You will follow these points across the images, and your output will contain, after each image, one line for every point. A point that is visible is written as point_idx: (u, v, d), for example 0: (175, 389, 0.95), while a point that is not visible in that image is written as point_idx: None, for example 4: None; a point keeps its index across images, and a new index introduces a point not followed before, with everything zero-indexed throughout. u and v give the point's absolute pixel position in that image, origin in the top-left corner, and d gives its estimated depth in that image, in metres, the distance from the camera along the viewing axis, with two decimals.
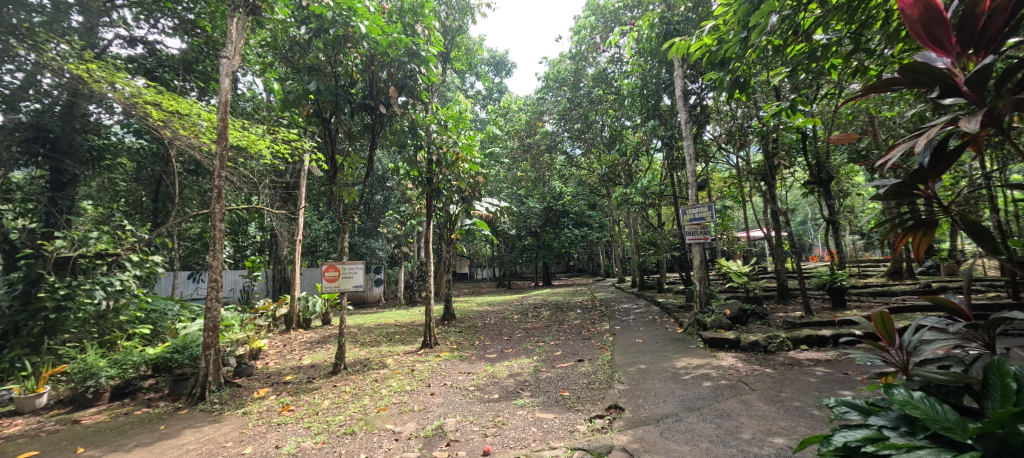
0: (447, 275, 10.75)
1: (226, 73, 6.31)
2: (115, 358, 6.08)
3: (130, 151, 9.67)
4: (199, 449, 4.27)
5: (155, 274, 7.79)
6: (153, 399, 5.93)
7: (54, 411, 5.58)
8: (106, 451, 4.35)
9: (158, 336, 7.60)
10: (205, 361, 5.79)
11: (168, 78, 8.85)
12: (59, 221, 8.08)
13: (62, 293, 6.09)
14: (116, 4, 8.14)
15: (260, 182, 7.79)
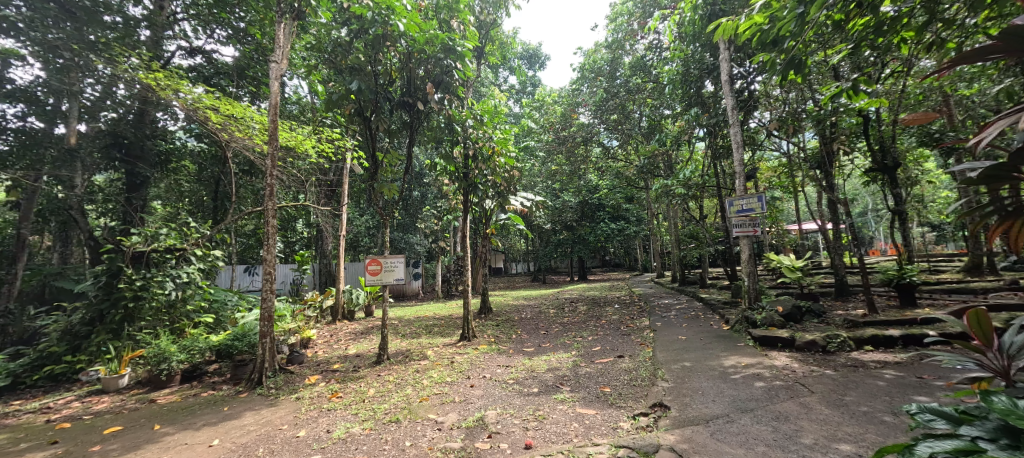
0: (484, 269, 10.85)
1: (276, 77, 6.64)
2: (183, 344, 6.59)
3: (193, 154, 10.40)
4: (258, 431, 4.54)
5: (217, 267, 8.32)
6: (217, 382, 6.39)
7: (134, 390, 6.12)
8: (179, 428, 4.73)
9: (221, 325, 7.96)
10: (261, 348, 6.17)
11: (224, 84, 9.42)
12: (137, 220, 8.75)
13: (139, 284, 6.68)
14: (177, 18, 8.86)
15: (309, 180, 8.11)
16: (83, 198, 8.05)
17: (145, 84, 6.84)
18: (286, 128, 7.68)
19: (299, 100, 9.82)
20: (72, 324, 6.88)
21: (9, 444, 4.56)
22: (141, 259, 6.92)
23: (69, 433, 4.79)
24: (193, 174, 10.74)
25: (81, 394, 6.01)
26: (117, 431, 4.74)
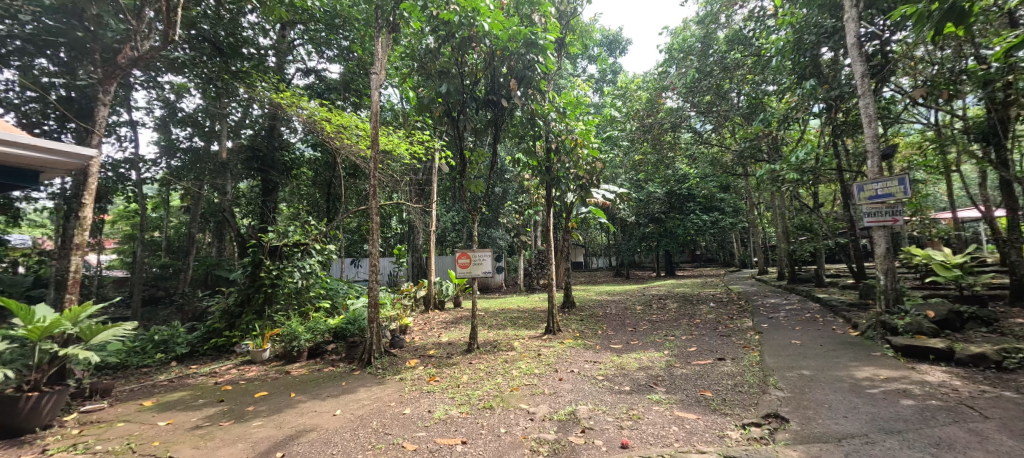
0: (566, 264, 10.75)
1: (376, 87, 7.27)
2: (309, 326, 7.50)
3: (310, 162, 11.67)
4: (371, 405, 5.01)
5: (332, 260, 9.30)
6: (336, 360, 7.17)
7: (273, 363, 7.11)
8: (312, 397, 5.45)
9: (336, 309, 9.01)
10: (371, 332, 6.82)
11: (333, 97, 10.50)
12: (271, 219, 10.27)
13: (275, 273, 7.72)
14: (296, 43, 10.13)
15: (405, 179, 8.71)
16: (231, 202, 9.54)
17: (274, 103, 7.74)
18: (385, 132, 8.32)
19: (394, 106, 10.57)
20: (229, 306, 8.05)
21: (190, 399, 5.61)
22: (275, 252, 8.04)
23: (230, 394, 5.77)
24: (309, 178, 12.15)
25: (235, 363, 7.12)
26: (265, 395, 5.60)
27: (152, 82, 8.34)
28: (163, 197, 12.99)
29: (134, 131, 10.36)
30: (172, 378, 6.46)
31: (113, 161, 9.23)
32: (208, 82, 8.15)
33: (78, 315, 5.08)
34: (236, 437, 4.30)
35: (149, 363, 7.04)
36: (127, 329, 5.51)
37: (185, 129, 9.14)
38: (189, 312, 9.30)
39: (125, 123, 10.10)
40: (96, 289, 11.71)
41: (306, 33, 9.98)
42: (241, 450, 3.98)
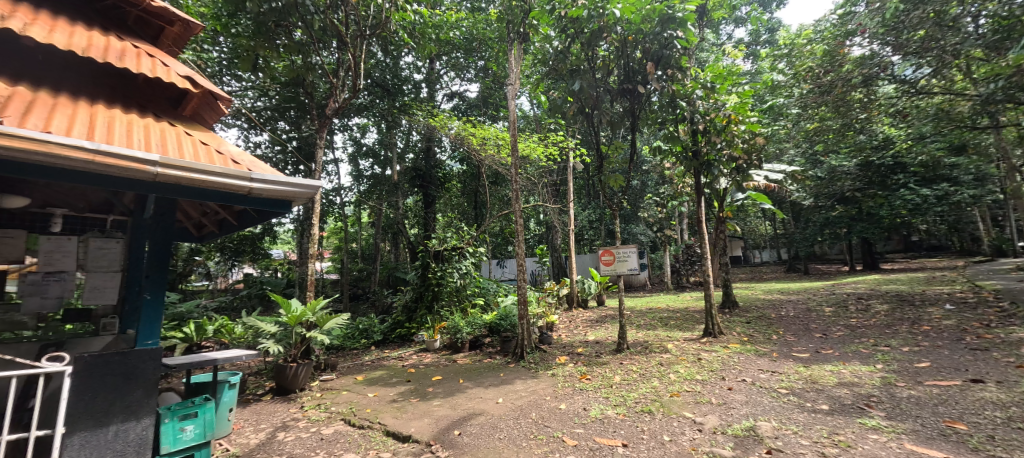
0: (725, 258, 9.59)
1: (512, 98, 7.78)
2: (468, 321, 8.37)
3: (458, 176, 13.62)
4: (527, 397, 5.36)
5: (483, 261, 10.12)
6: (492, 352, 7.89)
7: (443, 351, 8.09)
8: (476, 384, 6.27)
9: (490, 306, 9.78)
10: (523, 328, 7.32)
11: (474, 113, 11.62)
12: (433, 228, 11.80)
13: (438, 273, 8.79)
14: (440, 71, 11.36)
15: (538, 182, 9.09)
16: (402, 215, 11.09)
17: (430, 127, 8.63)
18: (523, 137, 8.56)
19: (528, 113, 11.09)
20: (407, 302, 9.48)
21: (387, 377, 6.94)
22: (438, 255, 9.19)
23: (414, 376, 6.97)
24: (460, 190, 13.77)
25: (415, 350, 8.30)
26: (439, 380, 6.64)
27: (346, 126, 10.56)
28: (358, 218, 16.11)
29: (338, 167, 13.28)
30: (374, 359, 7.86)
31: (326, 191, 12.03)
32: (381, 117, 9.83)
33: (313, 308, 6.72)
34: (421, 414, 5.17)
35: (358, 346, 8.77)
36: (344, 318, 7.05)
37: (367, 160, 11.36)
38: (378, 306, 11.64)
39: (332, 160, 13.04)
40: (322, 288, 15.01)
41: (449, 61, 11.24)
42: (426, 426, 4.73)
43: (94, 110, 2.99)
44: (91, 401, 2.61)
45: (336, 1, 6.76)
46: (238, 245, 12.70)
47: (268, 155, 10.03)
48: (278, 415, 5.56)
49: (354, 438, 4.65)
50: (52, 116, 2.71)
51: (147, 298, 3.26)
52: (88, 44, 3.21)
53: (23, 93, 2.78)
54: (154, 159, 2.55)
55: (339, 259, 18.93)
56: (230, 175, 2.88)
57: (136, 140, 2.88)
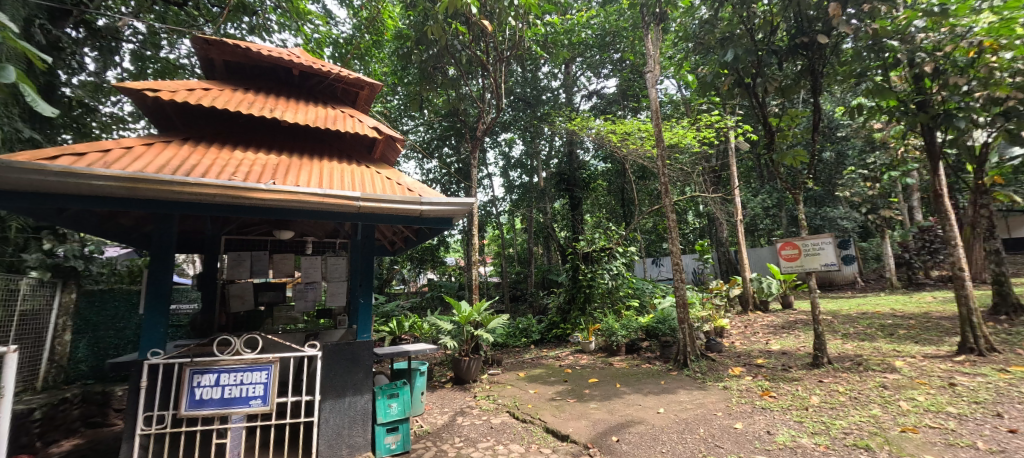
0: (993, 242, 7.00)
1: (652, 86, 7.28)
2: (622, 323, 8.15)
3: (604, 173, 13.35)
4: (695, 411, 4.86)
5: (634, 260, 9.62)
6: (651, 358, 7.46)
7: (599, 353, 8.03)
8: (635, 390, 6.00)
9: (645, 309, 9.33)
10: (683, 332, 6.84)
11: (614, 108, 11.40)
12: (583, 230, 11.57)
13: (588, 275, 8.73)
14: (575, 71, 11.72)
15: (695, 170, 8.32)
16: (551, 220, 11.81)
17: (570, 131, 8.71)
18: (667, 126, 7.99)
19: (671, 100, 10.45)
20: (560, 303, 9.70)
21: (546, 375, 7.10)
22: (588, 256, 9.14)
23: (571, 376, 6.99)
24: (606, 189, 14.07)
25: (572, 351, 8.41)
26: (595, 381, 6.55)
27: (495, 142, 12.26)
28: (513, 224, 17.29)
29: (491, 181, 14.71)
30: (534, 357, 8.26)
31: (483, 204, 13.90)
32: (525, 129, 11.02)
33: (480, 309, 7.09)
34: (579, 415, 5.20)
35: (519, 345, 9.27)
36: (505, 318, 7.24)
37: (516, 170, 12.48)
38: (536, 306, 12.62)
39: (486, 176, 14.67)
40: (488, 290, 16.40)
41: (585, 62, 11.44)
42: (584, 428, 4.73)
43: (323, 166, 4.26)
44: (335, 377, 3.83)
45: (478, 34, 7.40)
46: (422, 254, 15.35)
47: (438, 178, 11.68)
48: (457, 401, 6.12)
49: (518, 430, 4.91)
50: (301, 173, 3.98)
51: (362, 300, 4.57)
52: (317, 121, 4.53)
53: (285, 160, 4.16)
54: (359, 197, 3.55)
55: (499, 264, 20.39)
56: (406, 202, 3.80)
57: (348, 182, 4.01)
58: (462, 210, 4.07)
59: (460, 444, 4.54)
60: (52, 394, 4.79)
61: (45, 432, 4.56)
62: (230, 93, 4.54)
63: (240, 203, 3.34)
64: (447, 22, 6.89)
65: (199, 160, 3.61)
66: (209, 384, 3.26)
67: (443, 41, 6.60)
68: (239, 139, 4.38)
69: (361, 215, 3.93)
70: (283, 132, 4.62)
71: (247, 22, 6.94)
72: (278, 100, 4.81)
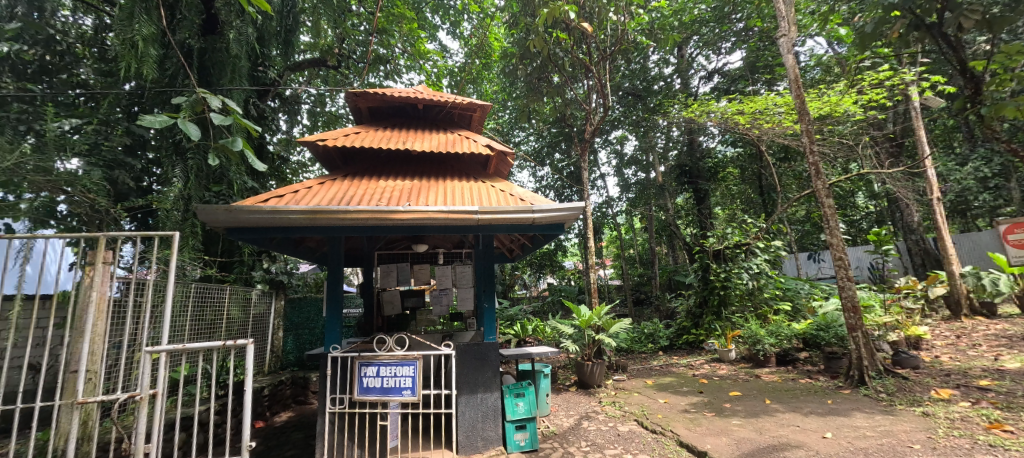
0: None
1: (788, 51, 6.01)
2: (771, 329, 7.18)
3: (733, 159, 11.98)
4: (879, 439, 3.83)
5: (781, 257, 8.81)
6: (812, 372, 6.29)
7: (741, 364, 7.22)
8: (790, 408, 4.86)
9: (800, 313, 8.22)
10: (853, 343, 5.46)
11: (743, 86, 10.26)
12: (709, 225, 11.50)
13: (723, 275, 8.08)
14: (693, 54, 11.20)
15: (861, 141, 7.80)
16: (672, 215, 12.15)
17: (689, 118, 8.81)
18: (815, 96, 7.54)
19: (818, 62, 8.86)
20: (690, 306, 8.94)
21: (677, 385, 6.35)
22: (719, 255, 8.44)
23: (707, 387, 6.10)
24: (738, 177, 12.47)
25: (707, 359, 7.77)
26: (738, 396, 5.52)
27: (607, 142, 12.88)
28: (632, 224, 16.57)
29: (605, 180, 14.90)
30: (663, 365, 7.77)
31: (600, 205, 14.53)
32: (637, 123, 11.32)
33: (600, 313, 6.81)
34: (719, 430, 4.30)
35: (645, 350, 8.99)
36: (628, 322, 6.87)
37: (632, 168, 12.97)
38: (663, 310, 12.24)
39: (599, 176, 14.93)
40: (608, 293, 15.91)
41: (701, 41, 10.69)
42: (726, 445, 3.90)
43: (447, 184, 4.68)
44: (469, 375, 4.13)
45: (581, 37, 7.49)
46: (540, 259, 15.54)
47: (551, 184, 12.44)
48: (581, 405, 5.66)
49: (648, 440, 4.27)
50: (428, 192, 4.44)
51: (487, 305, 4.75)
52: (441, 145, 4.97)
53: (416, 183, 4.66)
54: (477, 210, 3.86)
55: (620, 266, 19.54)
56: (520, 211, 4.00)
57: (467, 198, 4.35)
58: (575, 214, 4.11)
59: (587, 449, 4.17)
60: (270, 377, 6.18)
61: (272, 405, 5.92)
62: (369, 129, 5.18)
63: (385, 225, 3.91)
64: (548, 32, 7.20)
65: (354, 190, 4.32)
66: (372, 375, 3.73)
67: (544, 51, 6.80)
68: (378, 168, 4.99)
69: (482, 227, 4.24)
70: (416, 158, 5.21)
71: (384, 70, 8.46)
72: (406, 130, 5.35)
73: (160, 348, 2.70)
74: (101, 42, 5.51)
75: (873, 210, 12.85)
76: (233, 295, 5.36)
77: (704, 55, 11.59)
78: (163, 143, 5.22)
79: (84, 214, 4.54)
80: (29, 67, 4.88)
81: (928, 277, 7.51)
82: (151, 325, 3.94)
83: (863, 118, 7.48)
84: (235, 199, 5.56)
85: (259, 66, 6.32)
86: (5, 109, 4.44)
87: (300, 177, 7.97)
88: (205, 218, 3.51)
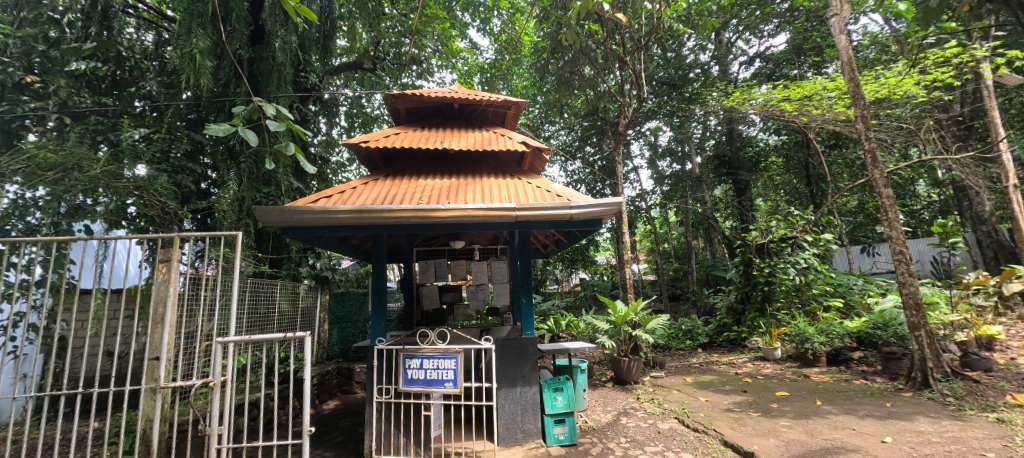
0: None
1: (840, 31, 5.60)
2: (821, 327, 6.78)
3: (776, 148, 11.24)
4: (946, 446, 3.58)
5: (831, 251, 8.36)
6: (868, 372, 5.93)
7: (788, 363, 6.92)
8: (843, 410, 4.60)
9: (853, 310, 7.74)
10: (914, 342, 5.12)
11: (788, 71, 9.75)
12: (751, 217, 11.08)
13: (767, 270, 7.72)
14: (733, 39, 10.74)
15: (923, 125, 7.18)
16: (710, 207, 11.83)
17: (730, 106, 8.47)
18: (871, 79, 7.06)
19: (873, 41, 8.24)
20: (732, 303, 8.79)
21: (719, 384, 6.16)
22: (763, 249, 8.14)
23: (752, 386, 5.88)
24: (781, 167, 11.44)
25: (750, 358, 7.50)
26: (786, 396, 5.29)
27: (641, 134, 12.58)
28: (666, 218, 16.05)
29: (639, 173, 14.62)
30: (703, 362, 7.56)
31: (633, 199, 14.29)
32: (672, 114, 10.96)
33: (635, 309, 6.71)
34: (766, 431, 4.15)
35: (683, 347, 8.79)
36: (666, 319, 6.71)
37: (667, 159, 12.69)
38: (701, 306, 11.83)
39: (632, 169, 14.64)
40: (643, 288, 15.62)
41: (741, 25, 10.23)
42: (774, 446, 3.76)
43: (483, 182, 4.75)
44: (508, 369, 4.21)
45: (613, 28, 7.35)
46: (572, 255, 15.31)
47: (583, 178, 12.29)
48: (619, 401, 5.62)
49: (690, 439, 4.18)
50: (465, 190, 4.52)
51: (524, 300, 4.78)
52: (478, 143, 5.04)
53: (454, 181, 4.76)
54: (515, 207, 3.90)
55: (654, 261, 18.96)
56: (557, 208, 4.00)
57: (503, 195, 4.39)
58: (612, 210, 4.07)
59: (626, 445, 4.13)
60: (318, 367, 6.49)
61: (320, 394, 6.24)
62: (407, 130, 5.32)
63: (426, 223, 4.02)
64: (581, 25, 7.14)
65: (396, 189, 4.46)
66: (416, 367, 3.85)
67: (576, 45, 6.71)
68: (416, 167, 5.13)
69: (519, 223, 4.27)
70: (453, 156, 5.31)
71: (417, 69, 8.64)
72: (443, 129, 5.46)
73: (229, 339, 2.99)
74: (161, 56, 5.97)
75: (936, 199, 11.84)
76: (283, 289, 5.69)
77: (744, 39, 11.08)
78: (219, 148, 5.59)
79: (154, 215, 4.97)
80: (102, 82, 5.34)
81: (1003, 272, 6.28)
82: (213, 317, 4.25)
83: (924, 100, 6.99)
84: (284, 199, 5.86)
85: (301, 72, 6.61)
86: (84, 121, 4.90)
87: (340, 176, 8.29)
88: (263, 219, 3.74)
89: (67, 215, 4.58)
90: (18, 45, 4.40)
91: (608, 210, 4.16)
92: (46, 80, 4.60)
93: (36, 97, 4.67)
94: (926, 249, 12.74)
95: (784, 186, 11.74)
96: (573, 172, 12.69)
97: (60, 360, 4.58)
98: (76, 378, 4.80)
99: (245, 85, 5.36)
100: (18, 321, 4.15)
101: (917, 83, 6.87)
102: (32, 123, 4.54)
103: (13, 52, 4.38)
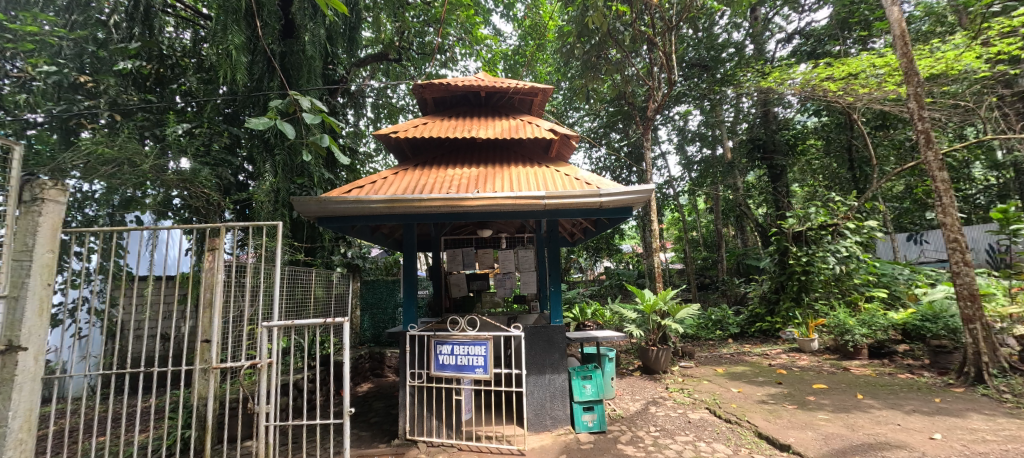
0: None
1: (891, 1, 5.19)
2: (863, 318, 6.56)
3: (816, 130, 10.76)
4: (1003, 444, 3.38)
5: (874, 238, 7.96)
6: (915, 366, 5.65)
7: (825, 355, 6.68)
8: (886, 405, 4.41)
9: (898, 300, 7.40)
10: (968, 335, 4.83)
11: (830, 48, 9.23)
12: (787, 203, 10.66)
13: (804, 259, 7.50)
14: (771, 15, 10.21)
15: (983, 102, 6.66)
16: (743, 194, 11.43)
17: (766, 88, 8.13)
18: (926, 53, 6.61)
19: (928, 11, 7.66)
20: (765, 293, 8.56)
21: (752, 375, 6.00)
22: (801, 237, 7.81)
23: (787, 378, 5.71)
24: (821, 149, 10.91)
25: (784, 349, 7.29)
26: (825, 389, 5.10)
27: (669, 119, 12.26)
28: (695, 204, 15.56)
29: (667, 160, 14.33)
30: (734, 353, 7.40)
31: (660, 185, 14.09)
32: (702, 97, 10.59)
33: (665, 298, 6.49)
34: (803, 424, 4.03)
35: (713, 336, 8.61)
36: (696, 308, 6.56)
37: (696, 144, 12.38)
38: (732, 296, 11.53)
39: (659, 155, 14.33)
40: (670, 278, 15.40)
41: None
42: (812, 440, 3.65)
43: (512, 171, 4.71)
44: (537, 356, 4.24)
45: (643, 8, 7.13)
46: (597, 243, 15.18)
47: (609, 165, 12.13)
48: (648, 390, 5.56)
49: (722, 429, 4.10)
50: (494, 178, 4.50)
51: (554, 288, 4.76)
52: (506, 131, 5.00)
53: (484, 170, 4.73)
54: (544, 196, 3.86)
55: (682, 248, 18.57)
56: (586, 196, 3.94)
57: (532, 184, 4.35)
58: (644, 197, 3.97)
59: (656, 434, 4.09)
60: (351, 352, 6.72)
61: (355, 377, 6.45)
62: (436, 120, 5.30)
63: (455, 211, 4.06)
64: (608, 6, 6.94)
65: (425, 179, 4.50)
66: (447, 353, 3.93)
67: (604, 26, 6.51)
68: (446, 157, 5.13)
69: (548, 212, 4.23)
70: (481, 145, 5.31)
71: (441, 58, 8.65)
72: (471, 119, 5.41)
73: (273, 323, 3.09)
74: (199, 53, 6.13)
75: (994, 181, 10.99)
76: (318, 276, 5.91)
77: (783, 15, 10.54)
78: (256, 142, 5.77)
79: (200, 206, 5.17)
80: (147, 80, 5.59)
81: None
82: (257, 302, 4.53)
83: (985, 75, 6.45)
84: (317, 190, 6.03)
85: (328, 64, 6.69)
86: (132, 118, 5.18)
87: (369, 167, 8.45)
88: (300, 208, 3.85)
89: (121, 206, 4.88)
90: (71, 47, 4.65)
91: (639, 197, 4.06)
92: (96, 79, 4.79)
93: (89, 96, 4.92)
94: (983, 236, 11.96)
95: (823, 170, 11.18)
96: (597, 159, 12.54)
97: (120, 341, 5.03)
98: (134, 357, 5.24)
99: (278, 79, 5.51)
100: (84, 304, 4.58)
101: (977, 57, 6.38)
102: (86, 121, 4.85)
103: (67, 53, 4.61)
